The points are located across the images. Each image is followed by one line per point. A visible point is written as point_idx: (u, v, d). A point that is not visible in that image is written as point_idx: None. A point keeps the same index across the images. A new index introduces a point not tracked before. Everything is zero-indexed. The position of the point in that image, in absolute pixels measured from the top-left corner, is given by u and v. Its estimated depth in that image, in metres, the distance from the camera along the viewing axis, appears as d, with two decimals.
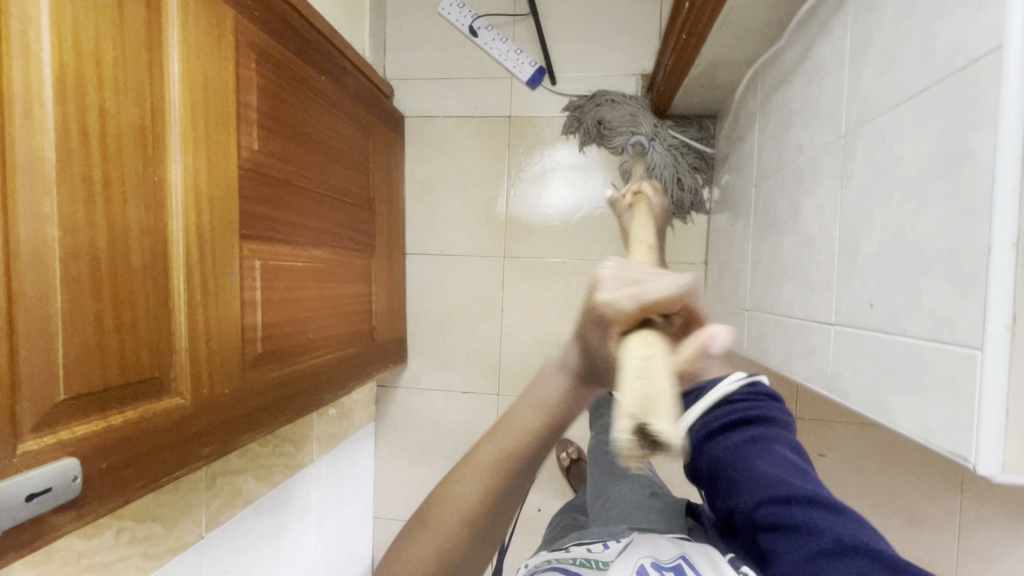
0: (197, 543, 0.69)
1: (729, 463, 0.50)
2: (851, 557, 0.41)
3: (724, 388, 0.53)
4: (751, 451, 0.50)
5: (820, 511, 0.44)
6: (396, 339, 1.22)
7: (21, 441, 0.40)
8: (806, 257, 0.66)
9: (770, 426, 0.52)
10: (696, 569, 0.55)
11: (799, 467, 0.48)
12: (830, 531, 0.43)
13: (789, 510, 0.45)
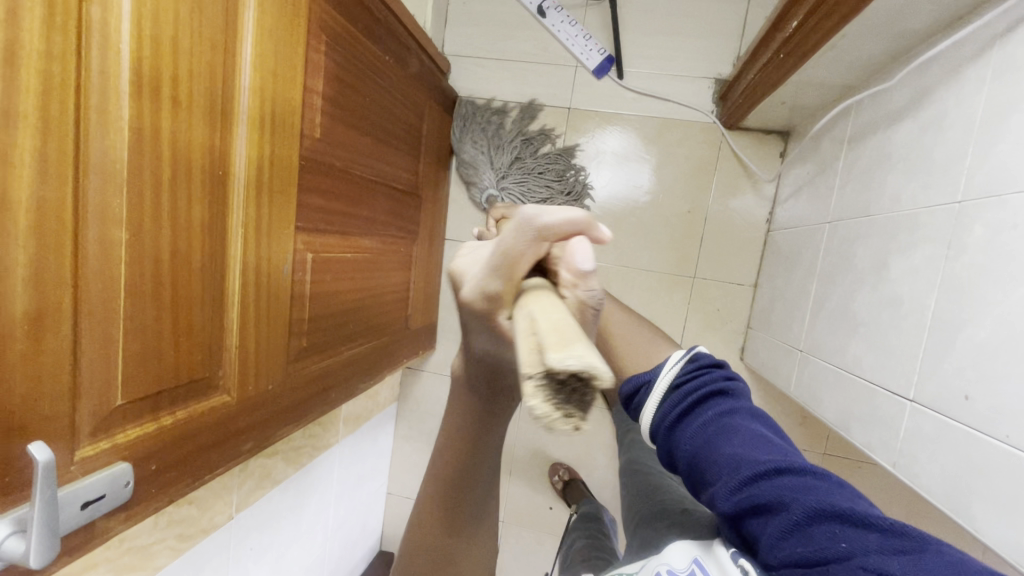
0: (227, 524, 0.70)
1: (695, 450, 0.49)
2: (824, 524, 0.38)
3: (663, 375, 0.57)
4: (713, 431, 0.49)
5: (794, 477, 0.42)
6: (427, 326, 1.20)
7: (78, 448, 0.39)
8: (887, 319, 0.61)
9: (728, 401, 0.52)
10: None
11: (761, 438, 0.46)
12: (799, 502, 0.40)
13: (757, 487, 0.42)
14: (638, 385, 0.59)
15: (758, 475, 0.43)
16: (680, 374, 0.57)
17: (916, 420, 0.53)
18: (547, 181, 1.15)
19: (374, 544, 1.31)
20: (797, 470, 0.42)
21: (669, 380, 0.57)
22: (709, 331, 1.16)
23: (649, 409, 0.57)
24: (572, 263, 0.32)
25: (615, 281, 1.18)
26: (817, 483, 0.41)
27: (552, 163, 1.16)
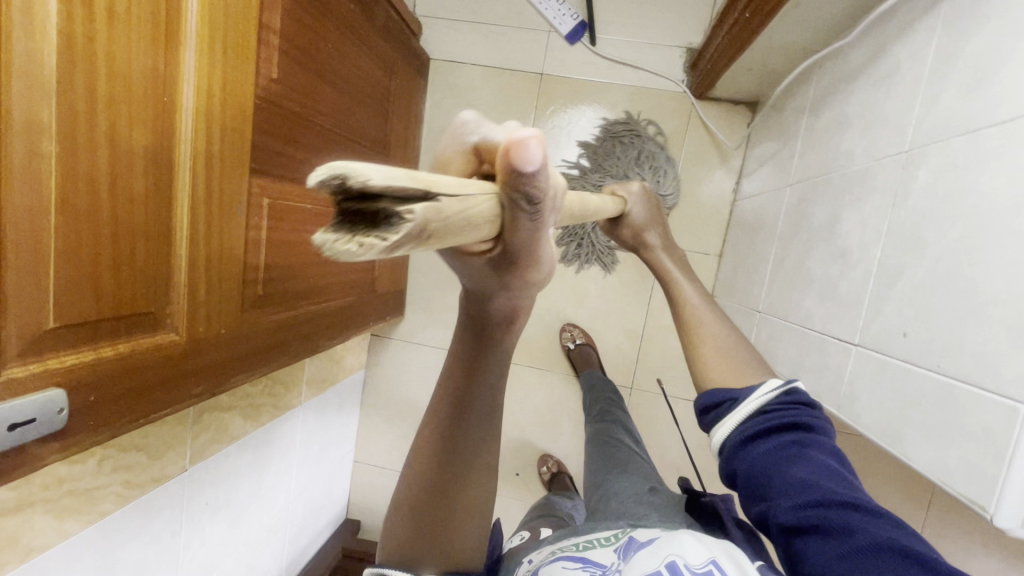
0: (181, 475, 0.68)
1: (764, 469, 0.51)
2: (891, 558, 0.40)
3: (752, 398, 0.56)
4: (785, 453, 0.51)
5: (860, 513, 0.43)
6: (396, 291, 1.19)
7: (5, 368, 0.37)
8: (837, 271, 0.63)
9: (809, 433, 0.52)
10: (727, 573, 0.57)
11: (837, 473, 0.48)
12: (867, 534, 0.41)
13: (824, 512, 0.44)
14: (726, 400, 0.58)
15: (823, 507, 0.44)
16: (768, 398, 0.55)
17: (859, 362, 0.55)
18: (637, 148, 1.13)
19: (340, 511, 1.30)
20: (868, 514, 0.43)
21: (756, 402, 0.55)
22: None
23: (727, 428, 0.57)
24: (514, 157, 0.23)
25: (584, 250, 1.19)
26: (881, 520, 0.42)
27: (630, 154, 1.13)
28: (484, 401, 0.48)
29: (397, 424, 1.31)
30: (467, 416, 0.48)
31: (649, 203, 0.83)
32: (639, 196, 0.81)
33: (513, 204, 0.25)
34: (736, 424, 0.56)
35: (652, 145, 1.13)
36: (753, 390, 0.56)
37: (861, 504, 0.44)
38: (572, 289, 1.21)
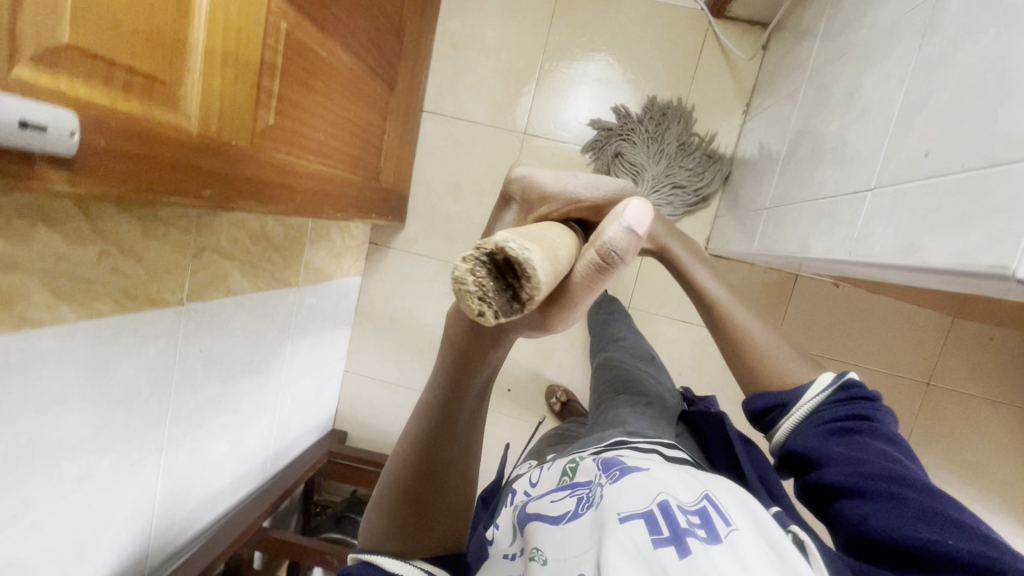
0: (177, 308, 0.67)
1: (817, 451, 0.58)
2: (937, 522, 0.46)
3: (806, 398, 0.62)
4: (838, 438, 0.57)
5: (909, 488, 0.50)
6: (399, 194, 1.17)
7: (17, 62, 0.36)
8: (854, 132, 0.63)
9: (865, 421, 0.58)
10: (722, 509, 0.54)
11: (891, 456, 0.53)
12: (915, 502, 0.48)
13: (875, 483, 0.51)
14: (778, 403, 0.64)
15: (874, 478, 0.51)
16: (821, 398, 0.61)
17: (875, 200, 0.55)
18: (688, 159, 1.13)
19: (327, 418, 1.29)
20: (916, 489, 0.49)
21: (812, 401, 0.61)
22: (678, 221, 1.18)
23: (784, 424, 0.63)
24: (627, 217, 0.37)
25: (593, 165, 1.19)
26: (932, 496, 0.49)
27: (688, 165, 1.13)
28: (463, 425, 0.59)
29: (390, 335, 1.31)
30: (448, 436, 0.59)
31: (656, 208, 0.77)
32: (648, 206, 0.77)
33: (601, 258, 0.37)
34: (793, 422, 0.62)
35: (709, 169, 1.13)
36: (808, 389, 0.62)
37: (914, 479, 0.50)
38: None
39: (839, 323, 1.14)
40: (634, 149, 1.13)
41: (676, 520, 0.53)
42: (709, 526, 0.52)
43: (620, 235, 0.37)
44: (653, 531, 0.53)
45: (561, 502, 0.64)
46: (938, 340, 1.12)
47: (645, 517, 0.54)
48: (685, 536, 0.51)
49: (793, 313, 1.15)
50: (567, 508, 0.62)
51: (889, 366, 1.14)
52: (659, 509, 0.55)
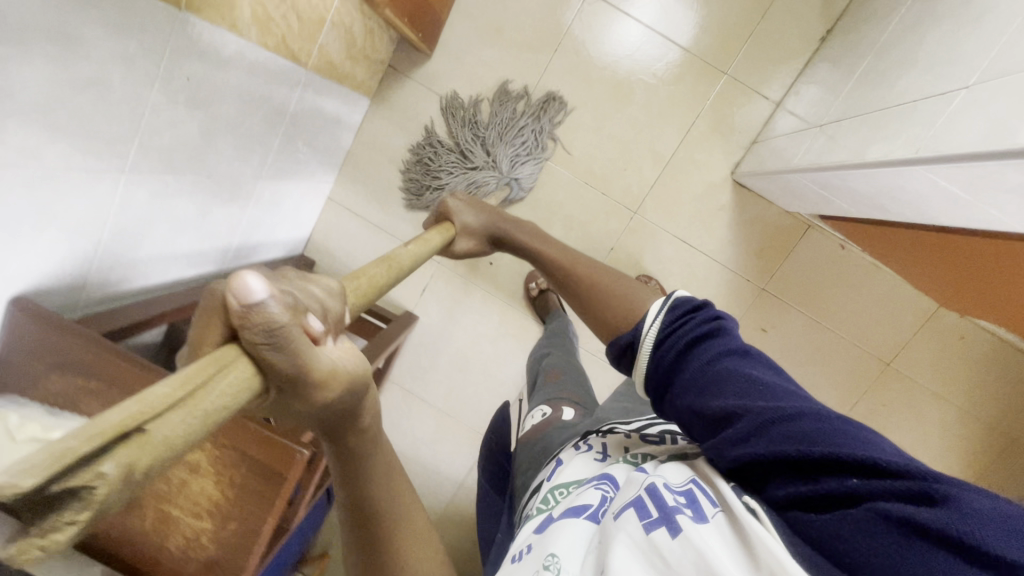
0: (169, 9, 0.58)
1: (683, 406, 0.50)
2: (837, 473, 0.37)
3: (647, 332, 0.59)
4: (695, 380, 0.51)
5: (777, 425, 0.41)
6: (436, 14, 1.05)
7: None
8: (964, 34, 0.57)
9: (708, 346, 0.53)
10: (714, 498, 0.41)
11: (747, 381, 0.47)
12: (789, 446, 0.39)
13: (742, 438, 0.42)
14: (627, 342, 0.61)
15: (737, 430, 0.43)
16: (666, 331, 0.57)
17: (968, 97, 0.50)
18: (512, 139, 1.13)
19: (299, 239, 1.23)
20: (788, 415, 0.41)
21: (654, 333, 0.58)
22: (713, 137, 1.12)
23: (642, 365, 0.59)
24: (240, 292, 0.24)
25: (649, 50, 1.10)
26: (805, 422, 0.40)
27: (514, 140, 1.13)
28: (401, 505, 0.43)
29: (384, 174, 1.22)
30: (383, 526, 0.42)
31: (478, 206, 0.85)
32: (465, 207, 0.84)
33: (271, 341, 0.25)
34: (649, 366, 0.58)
35: (529, 151, 1.13)
36: (646, 323, 0.60)
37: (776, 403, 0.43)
38: (617, 89, 1.12)
39: (834, 283, 1.13)
40: (459, 123, 1.15)
41: (662, 498, 0.40)
42: (697, 506, 0.40)
43: (265, 313, 0.24)
44: (639, 515, 0.40)
45: (581, 493, 0.47)
46: (917, 324, 1.13)
47: (631, 504, 0.41)
48: (677, 517, 0.38)
49: (794, 262, 1.13)
50: (590, 501, 0.46)
51: (862, 336, 1.15)
52: (643, 488, 0.42)
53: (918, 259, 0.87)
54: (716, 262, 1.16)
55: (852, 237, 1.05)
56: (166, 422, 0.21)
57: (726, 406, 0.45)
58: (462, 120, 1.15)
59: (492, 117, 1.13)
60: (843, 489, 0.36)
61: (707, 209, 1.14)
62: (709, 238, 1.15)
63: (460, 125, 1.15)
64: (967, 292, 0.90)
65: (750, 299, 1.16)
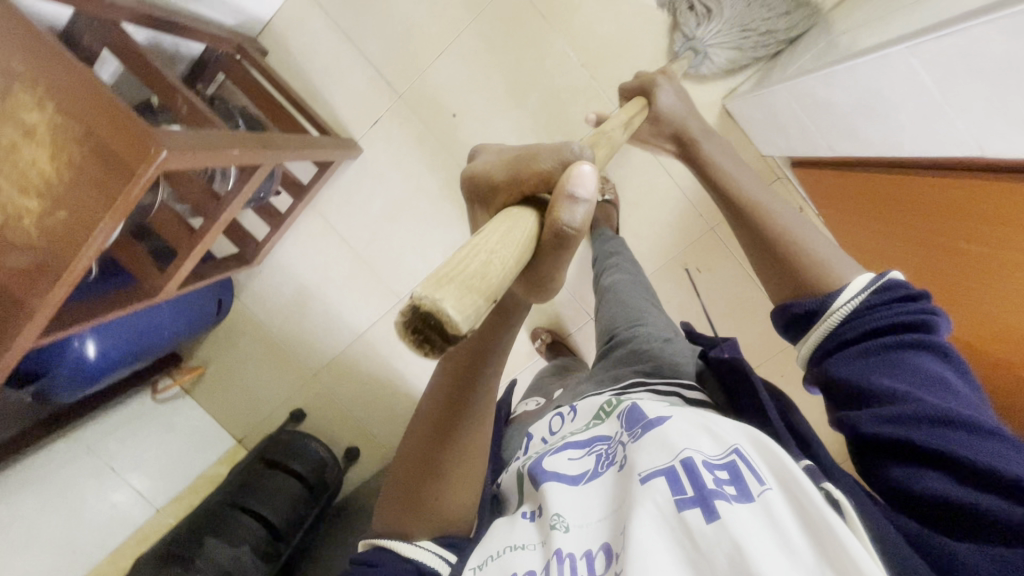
0: None
1: (852, 380, 0.49)
2: (1005, 493, 0.39)
3: (840, 298, 0.53)
4: (879, 361, 0.49)
5: (959, 434, 0.42)
6: None
7: None
8: None
9: (913, 337, 0.49)
10: (755, 470, 0.47)
11: (942, 386, 0.46)
12: (969, 461, 0.41)
13: (915, 432, 0.44)
14: (807, 301, 0.56)
15: (914, 424, 0.44)
16: (857, 310, 0.52)
17: None
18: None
19: (256, 17, 1.10)
20: (966, 425, 0.42)
21: (844, 309, 0.53)
22: None
23: (812, 338, 0.55)
24: (574, 181, 0.35)
25: None
26: (994, 445, 0.41)
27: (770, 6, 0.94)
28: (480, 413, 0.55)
29: None
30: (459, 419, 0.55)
31: (682, 95, 0.83)
32: (670, 91, 0.82)
33: (557, 233, 0.36)
34: (819, 339, 0.54)
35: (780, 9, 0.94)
36: (843, 289, 0.54)
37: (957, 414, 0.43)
38: None
39: None
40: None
41: (699, 478, 0.47)
42: (739, 485, 0.46)
43: (576, 209, 0.36)
44: (674, 489, 0.47)
45: (580, 460, 0.59)
46: None
47: (665, 475, 0.48)
48: (714, 498, 0.45)
49: None
50: (588, 468, 0.58)
51: None
52: (680, 464, 0.48)
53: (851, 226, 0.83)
54: (679, 186, 1.11)
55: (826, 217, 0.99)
56: (496, 261, 0.31)
57: (901, 403, 0.45)
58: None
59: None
60: (991, 505, 0.39)
61: None
62: (681, 159, 1.10)
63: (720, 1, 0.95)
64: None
65: (696, 234, 1.13)
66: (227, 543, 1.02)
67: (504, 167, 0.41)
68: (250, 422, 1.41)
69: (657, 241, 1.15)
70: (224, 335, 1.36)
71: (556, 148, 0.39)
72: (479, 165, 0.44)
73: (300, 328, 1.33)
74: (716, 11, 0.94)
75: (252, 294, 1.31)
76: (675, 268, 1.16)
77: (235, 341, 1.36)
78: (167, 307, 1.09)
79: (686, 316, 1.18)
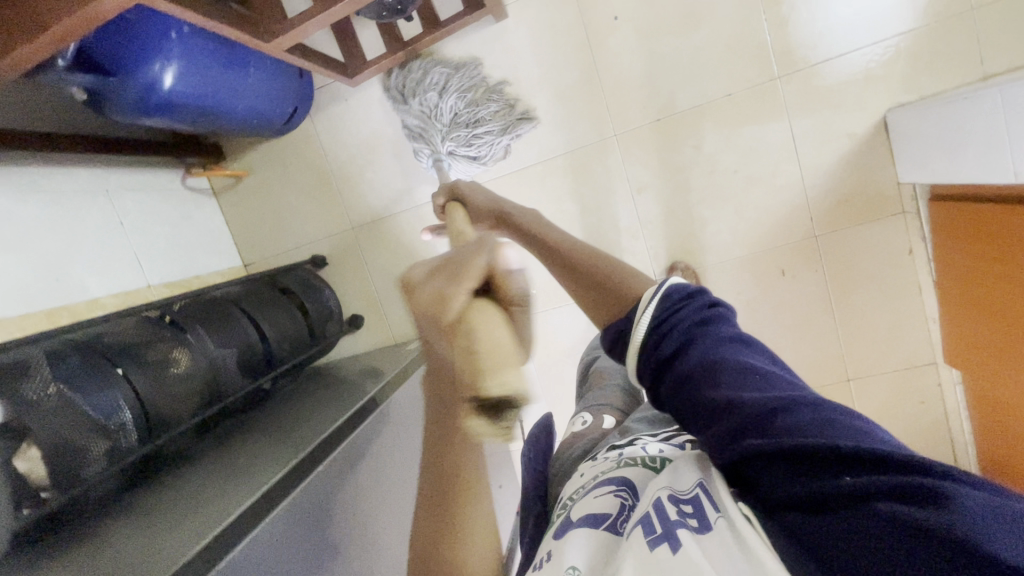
0: None
1: (684, 400, 0.46)
2: (852, 464, 0.35)
3: (639, 319, 0.53)
4: (693, 371, 0.46)
5: (784, 420, 0.39)
6: None
7: None
8: None
9: (704, 335, 0.48)
10: (714, 502, 0.41)
11: (751, 372, 0.43)
12: (802, 443, 0.37)
13: (750, 435, 0.39)
14: (620, 330, 0.55)
15: (744, 426, 0.40)
16: (653, 317, 0.52)
17: None
18: (464, 108, 1.10)
19: None
20: (790, 406, 0.39)
21: (647, 327, 0.52)
22: (907, 61, 0.98)
23: (633, 366, 0.53)
24: (505, 253, 0.40)
25: None
26: (816, 421, 0.38)
27: (475, 106, 1.10)
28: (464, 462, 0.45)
29: None
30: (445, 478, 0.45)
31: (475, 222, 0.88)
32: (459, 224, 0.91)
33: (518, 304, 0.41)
34: (639, 355, 0.52)
35: (491, 111, 1.11)
36: (640, 308, 0.54)
37: (778, 397, 0.40)
38: None
39: (872, 279, 1.07)
40: (430, 102, 1.10)
41: (666, 513, 0.42)
42: (698, 508, 0.42)
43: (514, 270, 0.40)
44: (645, 530, 0.41)
45: (598, 500, 0.50)
46: (903, 365, 1.10)
47: (640, 521, 0.43)
48: (676, 530, 0.40)
49: (862, 234, 1.06)
50: (610, 513, 0.48)
51: (853, 343, 1.11)
52: (652, 506, 0.44)
53: (1009, 279, 0.83)
54: (802, 182, 1.06)
55: (949, 263, 0.98)
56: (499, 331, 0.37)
57: (726, 399, 0.42)
58: (435, 104, 1.10)
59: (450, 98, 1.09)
60: (843, 488, 0.34)
61: (839, 127, 1.03)
62: (816, 155, 1.04)
63: (419, 113, 1.12)
64: (1015, 353, 0.86)
65: (796, 237, 1.09)
66: (226, 333, 0.93)
67: (436, 277, 0.38)
68: (266, 251, 1.32)
69: (756, 229, 1.10)
70: (279, 151, 1.27)
71: (467, 248, 0.40)
72: (412, 289, 0.39)
73: (358, 176, 1.25)
74: (432, 125, 1.11)
75: (327, 120, 1.23)
76: (761, 263, 1.12)
77: (288, 161, 1.27)
78: (253, 56, 0.99)
79: (749, 313, 1.14)
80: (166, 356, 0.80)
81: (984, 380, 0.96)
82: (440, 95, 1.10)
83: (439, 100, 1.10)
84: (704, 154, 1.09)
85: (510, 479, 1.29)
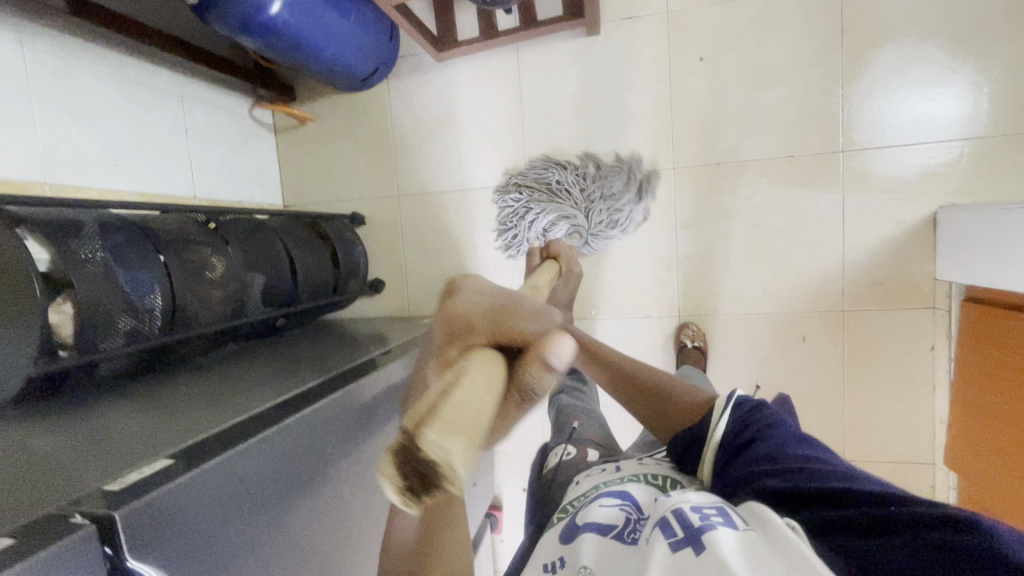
0: None
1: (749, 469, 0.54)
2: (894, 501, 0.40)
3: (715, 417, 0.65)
4: (761, 450, 0.55)
5: (838, 477, 0.46)
6: None
7: None
8: None
9: (774, 428, 0.58)
10: (744, 521, 0.44)
11: (814, 456, 0.51)
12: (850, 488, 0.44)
13: (803, 483, 0.47)
14: (695, 431, 0.66)
15: (800, 478, 0.47)
16: (731, 418, 0.63)
17: None
18: (595, 185, 1.13)
19: None
20: (848, 473, 0.46)
21: (723, 425, 0.63)
22: (966, 164, 1.01)
23: (710, 459, 0.62)
24: (550, 348, 0.39)
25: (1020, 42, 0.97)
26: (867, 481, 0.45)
27: (607, 187, 1.12)
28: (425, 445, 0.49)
29: None
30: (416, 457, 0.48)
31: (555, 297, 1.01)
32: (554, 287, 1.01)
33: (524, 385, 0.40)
34: (717, 448, 0.61)
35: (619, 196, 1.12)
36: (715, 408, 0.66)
37: (839, 469, 0.48)
38: (958, 43, 0.99)
39: (888, 366, 1.08)
40: (566, 175, 1.14)
41: (688, 520, 0.44)
42: (726, 517, 0.44)
43: (547, 366, 0.39)
44: (666, 534, 0.43)
45: (605, 511, 0.53)
46: (900, 458, 1.10)
47: (659, 526, 0.45)
48: (704, 533, 0.41)
49: (888, 320, 1.07)
50: (618, 523, 0.51)
51: (856, 424, 1.11)
52: (671, 513, 0.46)
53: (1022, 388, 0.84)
54: (842, 255, 1.08)
55: (970, 365, 0.98)
56: None
57: (790, 464, 0.50)
58: (573, 176, 1.14)
59: (587, 173, 1.14)
60: (886, 515, 0.39)
61: (889, 211, 1.05)
62: (861, 233, 1.07)
63: (556, 177, 1.15)
64: (1014, 463, 0.86)
65: (823, 308, 1.10)
66: (261, 257, 0.93)
67: (473, 315, 0.43)
68: (308, 197, 1.34)
69: (787, 291, 1.12)
70: (347, 106, 1.30)
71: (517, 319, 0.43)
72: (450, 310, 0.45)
73: (416, 147, 1.27)
74: (555, 190, 1.14)
75: (402, 88, 1.26)
76: (784, 325, 1.13)
77: (353, 118, 1.30)
78: (353, 7, 1.04)
79: (762, 371, 1.15)
80: (203, 259, 0.80)
81: (980, 486, 0.96)
82: (582, 171, 1.15)
83: (577, 174, 1.15)
84: (753, 207, 1.12)
85: (487, 477, 1.28)
